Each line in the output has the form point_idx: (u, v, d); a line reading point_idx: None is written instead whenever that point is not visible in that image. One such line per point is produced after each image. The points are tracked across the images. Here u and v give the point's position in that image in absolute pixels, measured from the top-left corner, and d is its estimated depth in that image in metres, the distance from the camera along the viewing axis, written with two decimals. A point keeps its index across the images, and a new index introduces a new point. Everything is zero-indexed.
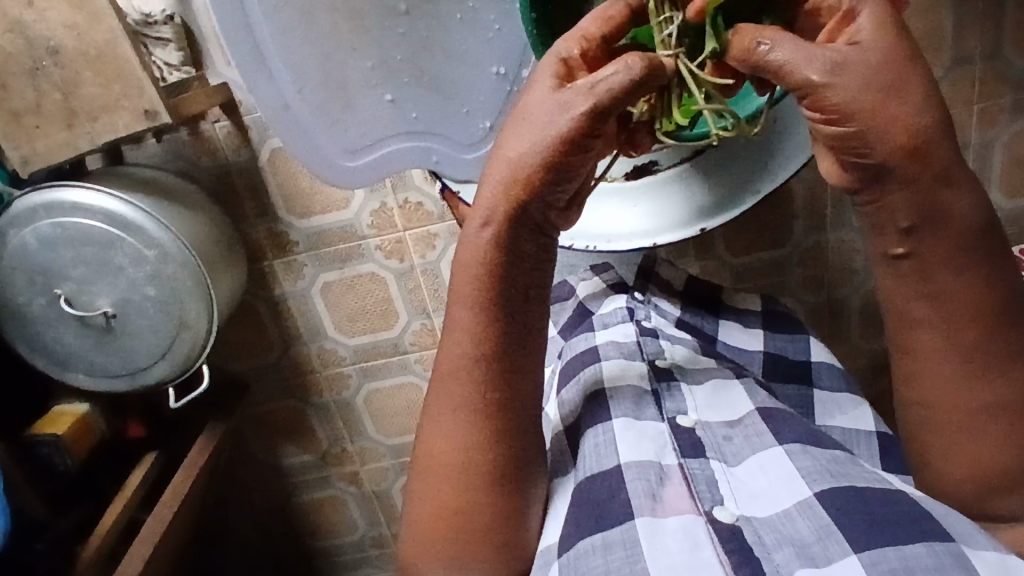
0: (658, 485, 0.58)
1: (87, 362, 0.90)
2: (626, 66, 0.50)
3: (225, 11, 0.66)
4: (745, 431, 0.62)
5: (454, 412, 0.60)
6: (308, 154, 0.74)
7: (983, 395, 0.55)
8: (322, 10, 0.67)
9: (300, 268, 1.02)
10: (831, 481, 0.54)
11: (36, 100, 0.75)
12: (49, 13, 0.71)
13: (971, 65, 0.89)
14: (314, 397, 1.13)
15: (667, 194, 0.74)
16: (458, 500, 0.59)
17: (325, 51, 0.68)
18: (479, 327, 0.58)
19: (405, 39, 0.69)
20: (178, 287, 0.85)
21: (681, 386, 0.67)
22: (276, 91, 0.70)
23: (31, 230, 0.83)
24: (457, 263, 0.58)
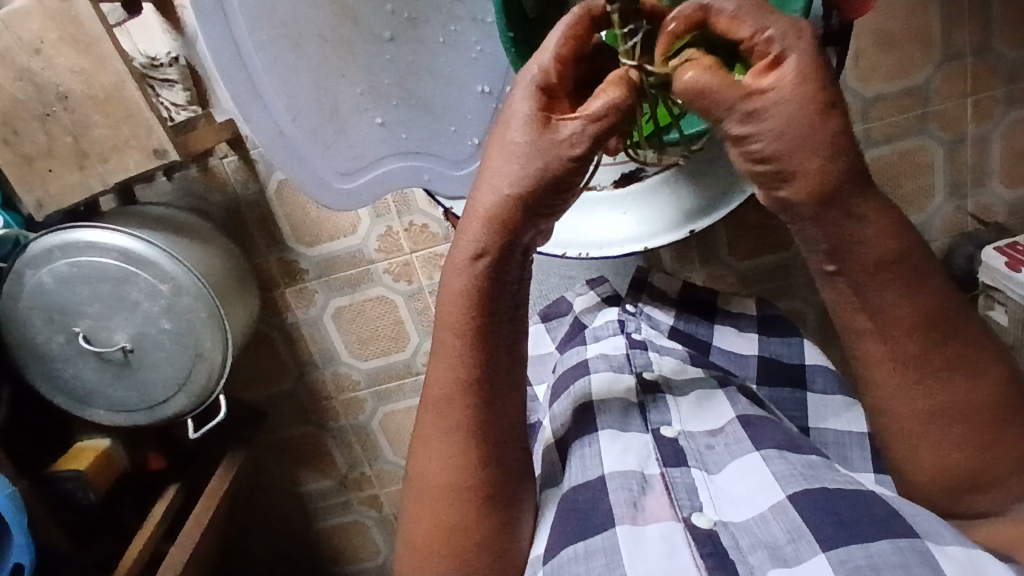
0: (640, 494, 0.59)
1: (106, 397, 0.92)
2: (613, 100, 0.49)
3: (218, 43, 0.66)
4: (727, 438, 0.63)
5: (447, 433, 0.60)
6: (305, 176, 0.74)
7: (945, 402, 0.56)
8: (311, 39, 0.68)
9: (312, 294, 1.04)
10: (804, 484, 0.55)
11: (49, 145, 0.78)
12: (57, 61, 0.74)
13: (963, 59, 0.90)
14: (331, 421, 1.14)
15: (655, 198, 0.74)
16: (453, 519, 0.61)
17: (316, 78, 0.70)
18: (468, 352, 0.59)
19: (393, 64, 0.71)
20: (193, 319, 0.87)
21: (667, 397, 0.67)
22: (269, 118, 0.70)
23: (47, 271, 0.85)
24: (445, 290, 0.57)
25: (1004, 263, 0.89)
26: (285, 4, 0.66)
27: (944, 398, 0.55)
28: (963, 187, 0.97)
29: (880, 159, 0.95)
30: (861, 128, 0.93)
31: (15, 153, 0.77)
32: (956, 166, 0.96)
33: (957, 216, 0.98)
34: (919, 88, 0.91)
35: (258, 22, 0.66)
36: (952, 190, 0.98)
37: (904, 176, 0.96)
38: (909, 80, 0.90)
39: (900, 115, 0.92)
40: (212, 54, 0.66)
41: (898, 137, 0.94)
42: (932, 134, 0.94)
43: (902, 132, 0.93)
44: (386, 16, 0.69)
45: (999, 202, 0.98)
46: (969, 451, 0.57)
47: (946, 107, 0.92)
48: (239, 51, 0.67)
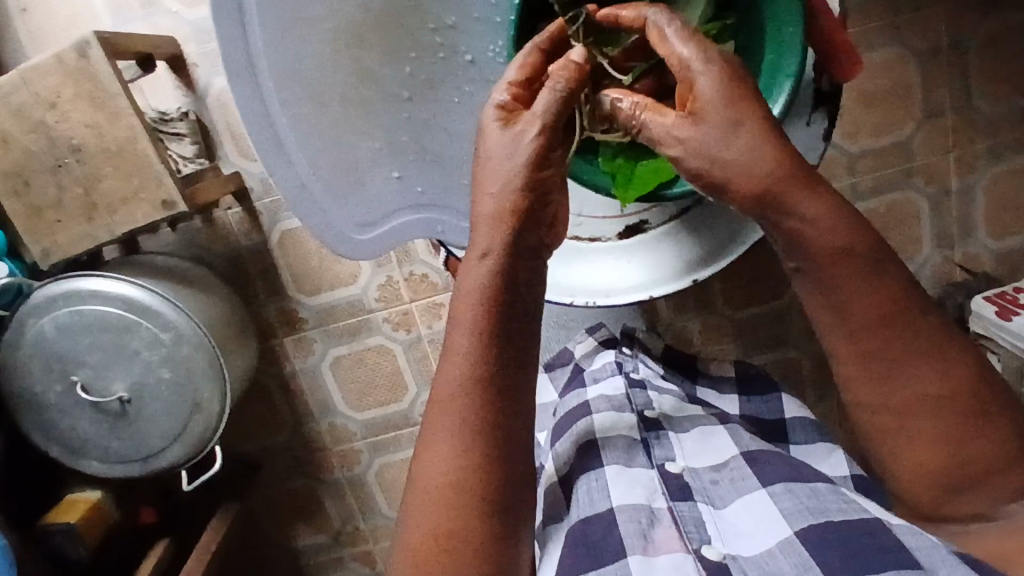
0: (648, 527, 0.59)
1: (101, 449, 0.91)
2: (551, 87, 0.54)
3: (248, 105, 0.69)
4: (731, 473, 0.62)
5: (449, 438, 0.55)
6: (322, 227, 0.75)
7: (918, 392, 0.55)
8: (333, 99, 0.71)
9: (310, 343, 1.04)
10: (810, 518, 0.54)
11: (59, 196, 0.79)
12: (72, 115, 0.76)
13: (944, 116, 0.94)
14: (325, 473, 1.12)
15: (656, 251, 0.75)
16: (450, 528, 0.54)
17: (336, 135, 0.72)
18: (479, 348, 0.56)
19: (409, 123, 0.72)
20: (192, 369, 0.87)
21: (669, 434, 0.68)
22: (293, 173, 0.72)
23: (49, 319, 0.85)
24: (461, 287, 0.57)
25: (994, 313, 0.90)
26: (310, 67, 0.69)
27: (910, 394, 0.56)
28: (949, 238, 1.00)
29: (868, 211, 0.98)
30: (850, 181, 0.96)
31: (25, 204, 0.79)
32: (942, 217, 0.98)
33: (944, 265, 1.00)
34: (903, 144, 0.95)
35: (285, 83, 0.69)
36: (938, 242, 1.00)
37: (892, 227, 0.98)
38: (893, 136, 0.94)
39: (886, 169, 0.96)
40: (245, 118, 0.70)
41: (883, 191, 0.97)
42: (917, 187, 0.97)
43: (888, 186, 0.96)
44: (404, 77, 0.71)
45: (987, 252, 1.00)
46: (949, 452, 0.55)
47: (931, 161, 0.96)
48: (268, 114, 0.70)
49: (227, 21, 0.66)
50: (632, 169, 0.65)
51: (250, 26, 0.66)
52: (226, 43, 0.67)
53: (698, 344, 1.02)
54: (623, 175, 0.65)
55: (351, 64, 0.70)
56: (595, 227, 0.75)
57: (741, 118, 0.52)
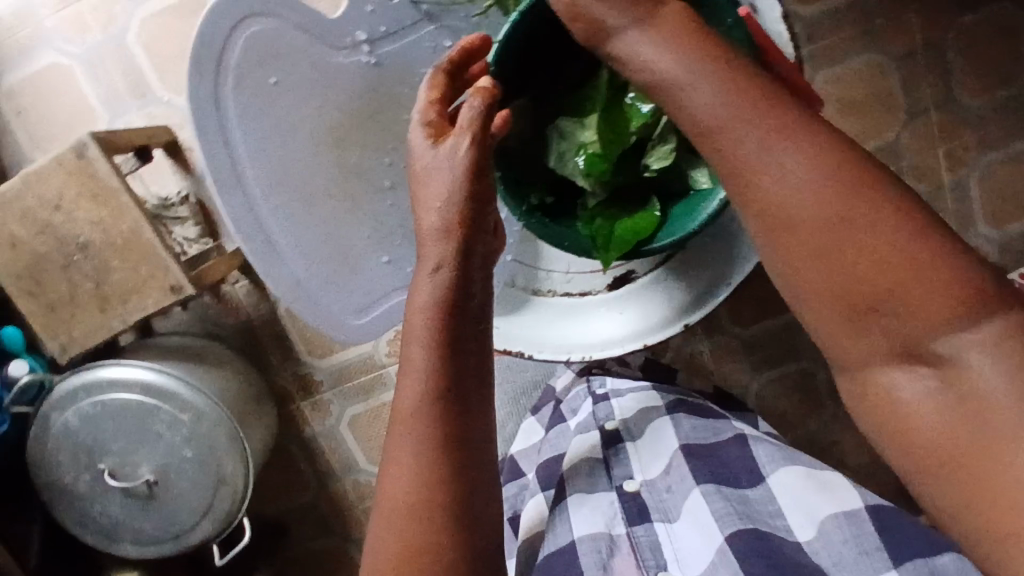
0: (608, 557, 0.63)
1: (133, 532, 0.92)
2: (471, 105, 0.54)
3: (239, 213, 0.69)
4: (675, 477, 0.65)
5: (412, 456, 0.51)
6: (320, 317, 0.72)
7: (795, 207, 0.44)
8: (321, 196, 0.71)
9: (327, 405, 1.05)
10: (739, 523, 0.58)
11: (71, 291, 0.82)
12: (77, 214, 0.79)
13: (927, 114, 0.95)
14: (354, 533, 1.12)
15: (649, 296, 0.71)
16: (413, 550, 0.50)
17: (327, 230, 0.71)
18: (435, 361, 0.51)
19: (396, 210, 0.71)
20: (213, 444, 0.89)
21: (627, 448, 0.70)
22: (288, 271, 0.71)
23: (73, 411, 0.87)
24: (411, 304, 0.53)
25: None
26: (294, 165, 0.70)
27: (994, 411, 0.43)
28: None
29: None
30: None
31: (39, 303, 0.82)
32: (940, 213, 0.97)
33: None
34: (889, 146, 0.96)
35: (273, 188, 0.70)
36: None
37: None
38: (879, 141, 0.95)
39: None
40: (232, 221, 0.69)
41: None
42: None
43: None
44: (385, 167, 0.70)
45: (990, 243, 0.96)
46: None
47: (920, 160, 0.96)
48: (254, 212, 0.70)
49: (208, 134, 0.67)
50: (611, 228, 0.62)
51: (232, 132, 0.68)
52: (209, 155, 0.68)
53: (711, 365, 1.02)
54: (602, 236, 0.62)
55: (335, 161, 0.70)
56: (582, 280, 0.72)
57: (714, 60, 0.47)
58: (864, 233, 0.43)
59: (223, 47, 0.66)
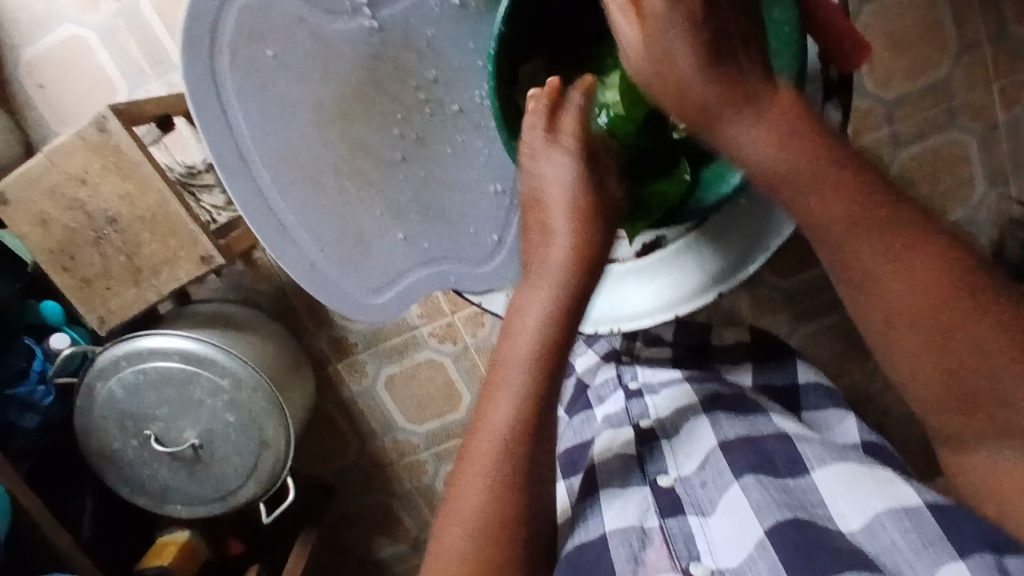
0: (640, 549, 0.58)
1: (183, 493, 0.96)
2: (539, 104, 0.55)
3: (246, 194, 0.61)
4: (711, 471, 0.61)
5: (493, 471, 0.54)
6: (331, 299, 0.67)
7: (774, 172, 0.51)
8: (330, 174, 0.63)
9: (363, 366, 1.06)
10: (777, 513, 0.54)
11: (105, 265, 0.83)
12: (103, 188, 0.80)
13: (980, 49, 0.88)
14: (396, 487, 1.16)
15: (680, 263, 0.67)
16: (483, 559, 0.53)
17: (337, 207, 0.64)
18: (530, 391, 0.55)
19: (408, 183, 0.65)
20: (254, 409, 0.91)
21: (662, 444, 0.66)
22: (298, 252, 0.64)
23: (116, 380, 0.90)
24: (512, 331, 0.56)
25: None
26: (299, 144, 0.62)
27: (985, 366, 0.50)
28: (1004, 174, 0.93)
29: (913, 157, 0.92)
30: (888, 130, 0.90)
31: (75, 277, 0.83)
32: (992, 155, 0.92)
33: (1002, 205, 0.94)
34: (942, 83, 0.89)
35: (281, 165, 0.61)
36: (991, 179, 0.94)
37: (940, 172, 0.93)
38: (930, 77, 0.88)
39: (926, 112, 0.90)
40: (242, 210, 0.61)
41: (926, 137, 0.91)
42: (962, 127, 0.91)
43: (930, 130, 0.91)
44: (394, 139, 0.64)
45: None
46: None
47: (973, 97, 0.90)
48: (261, 196, 0.62)
49: (208, 106, 0.57)
50: (645, 195, 0.61)
51: (232, 112, 0.58)
52: (208, 131, 0.58)
53: (749, 319, 0.99)
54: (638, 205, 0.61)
55: (340, 137, 0.62)
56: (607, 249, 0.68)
57: (769, 99, 0.50)
58: (907, 267, 0.50)
59: (213, 23, 0.53)
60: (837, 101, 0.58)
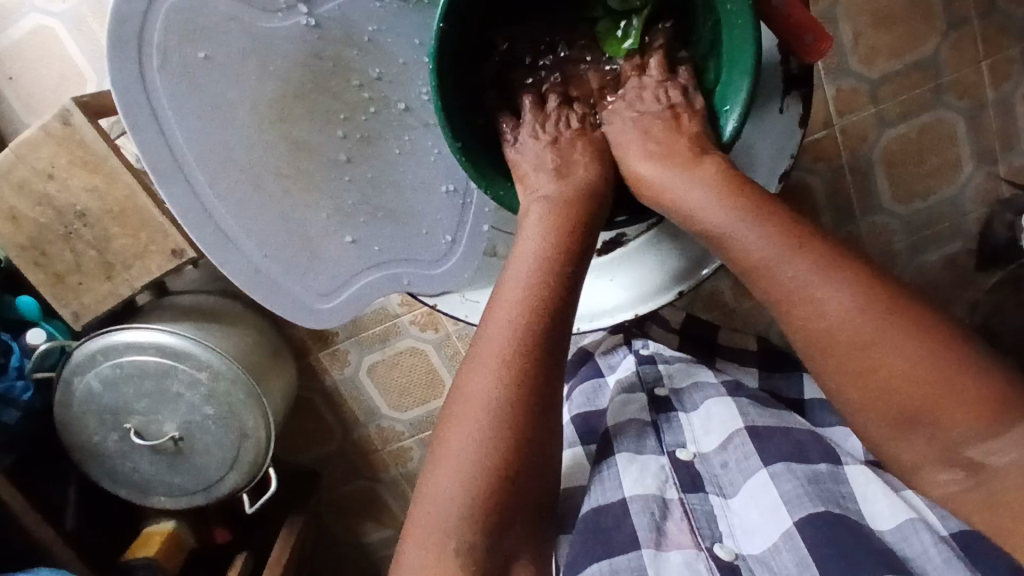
0: (662, 519, 0.59)
1: (166, 485, 0.96)
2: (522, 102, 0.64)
3: (182, 199, 0.61)
4: (736, 452, 0.61)
5: (498, 373, 0.52)
6: (281, 304, 0.66)
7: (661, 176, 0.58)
8: (269, 177, 0.62)
9: (345, 355, 1.05)
10: (808, 505, 0.54)
11: (76, 260, 0.82)
12: (70, 182, 0.78)
13: (969, 24, 0.86)
14: (382, 473, 1.17)
15: (642, 261, 0.66)
16: (492, 459, 0.49)
17: (281, 212, 0.64)
18: (543, 291, 0.54)
19: (354, 185, 0.63)
20: (232, 402, 0.90)
21: (679, 416, 0.67)
22: (243, 257, 0.64)
23: (93, 374, 0.89)
24: (522, 240, 0.57)
25: None
26: (235, 144, 0.61)
27: (853, 341, 0.50)
28: (992, 154, 0.92)
29: (898, 138, 0.91)
30: (873, 111, 0.89)
31: (47, 273, 0.82)
32: (980, 133, 0.91)
33: (989, 183, 0.93)
34: (927, 62, 0.87)
35: (215, 170, 0.61)
36: (980, 157, 0.93)
37: (926, 151, 0.92)
38: (915, 56, 0.87)
39: (912, 92, 0.88)
40: (177, 215, 0.61)
41: (912, 116, 0.89)
42: (949, 105, 0.89)
43: (916, 109, 0.89)
44: (337, 140, 0.62)
45: None
46: (912, 389, 0.48)
47: (960, 75, 0.88)
48: (198, 195, 0.61)
49: (135, 115, 0.57)
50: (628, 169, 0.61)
51: (164, 115, 0.58)
52: (141, 138, 0.58)
53: (732, 303, 0.98)
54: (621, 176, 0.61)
55: (281, 138, 0.61)
56: None
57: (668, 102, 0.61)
58: (759, 246, 0.52)
59: (141, 23, 0.55)
60: (796, 95, 0.58)
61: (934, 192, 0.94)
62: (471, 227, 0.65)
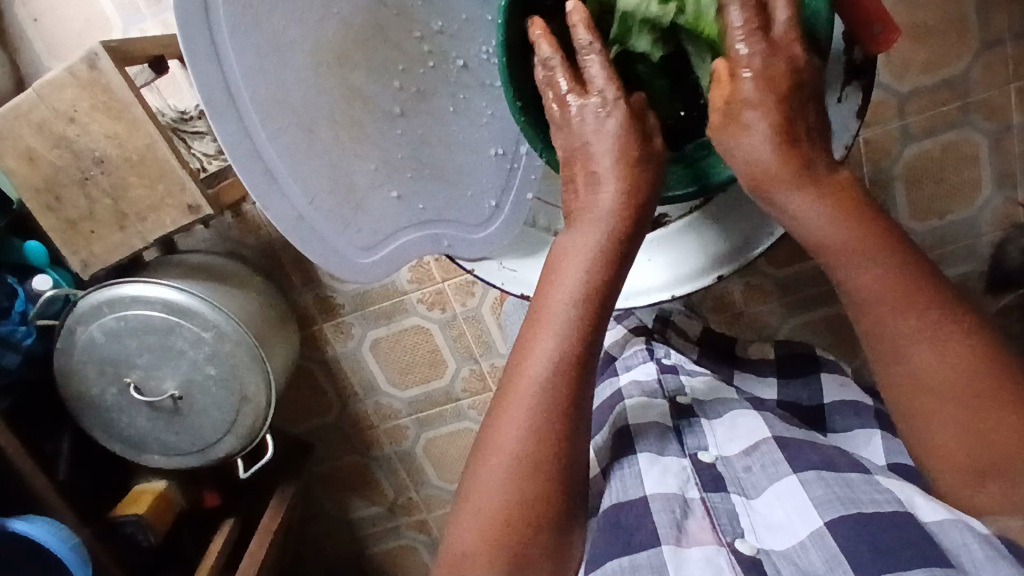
0: (682, 517, 0.57)
1: (160, 443, 0.95)
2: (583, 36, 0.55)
3: (231, 134, 0.57)
4: (762, 459, 0.59)
5: (535, 404, 0.53)
6: (321, 253, 0.64)
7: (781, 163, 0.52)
8: (322, 121, 0.60)
9: (349, 328, 1.05)
10: (841, 508, 0.52)
11: (90, 208, 0.80)
12: (91, 127, 0.77)
13: (1003, 45, 0.85)
14: (375, 451, 1.16)
15: (682, 246, 0.66)
16: (525, 489, 0.52)
17: (331, 159, 0.61)
18: (581, 321, 0.54)
19: (405, 139, 0.63)
20: (236, 363, 0.89)
21: (701, 422, 0.66)
22: (287, 202, 0.61)
23: (97, 325, 0.88)
24: (563, 260, 0.55)
25: None
26: (293, 87, 0.58)
27: (922, 365, 0.52)
28: (1013, 178, 0.92)
29: (921, 154, 0.91)
30: (899, 124, 0.89)
31: (59, 218, 0.81)
32: (1003, 157, 0.91)
33: (1006, 208, 0.93)
34: (958, 79, 0.87)
35: (270, 108, 0.58)
36: (1000, 180, 0.93)
37: (947, 169, 0.92)
38: (947, 72, 0.86)
39: (939, 109, 0.88)
40: (225, 149, 0.57)
41: (937, 132, 0.89)
42: (975, 125, 0.89)
43: (941, 126, 0.89)
44: (394, 92, 0.62)
45: None
46: (974, 434, 0.50)
47: (989, 96, 0.88)
48: (249, 137, 0.58)
49: (195, 38, 0.53)
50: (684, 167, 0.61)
51: (224, 49, 0.54)
52: (195, 67, 0.54)
53: (741, 306, 0.98)
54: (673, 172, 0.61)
55: (339, 84, 0.60)
56: None
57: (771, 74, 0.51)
58: (845, 257, 0.53)
59: None
60: (857, 85, 0.56)
61: (950, 212, 0.94)
62: (516, 194, 0.66)
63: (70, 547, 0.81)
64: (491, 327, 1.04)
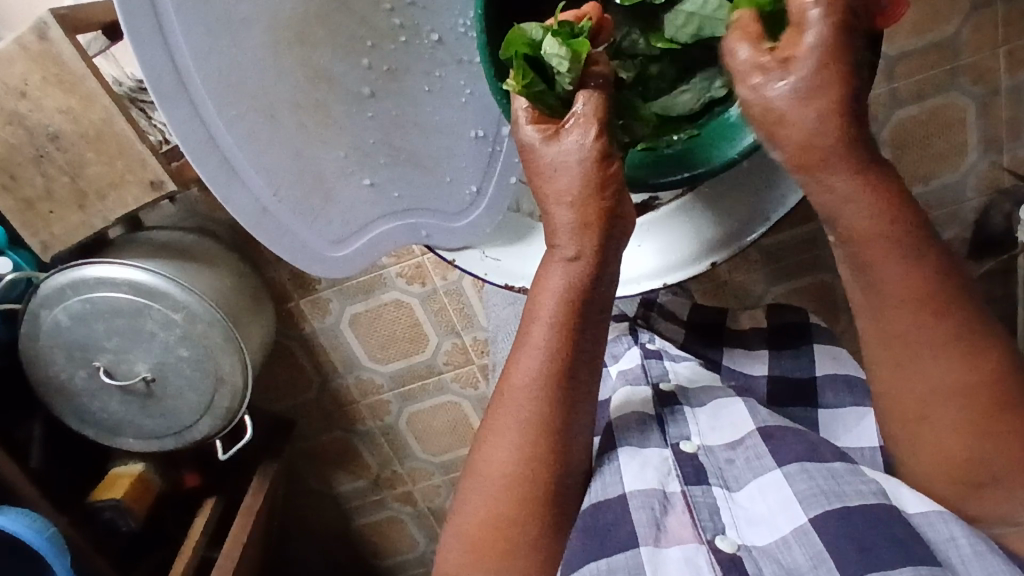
0: (662, 514, 0.56)
1: (134, 427, 0.92)
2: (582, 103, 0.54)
3: (184, 124, 0.53)
4: (747, 453, 0.58)
5: (519, 424, 0.56)
6: (291, 254, 0.62)
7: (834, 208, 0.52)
8: (285, 106, 0.57)
9: (327, 304, 1.01)
10: (825, 504, 0.52)
11: (47, 186, 0.76)
12: (44, 101, 0.72)
13: (993, 7, 0.83)
14: (358, 426, 1.15)
15: (674, 229, 0.64)
16: (508, 516, 0.55)
17: (294, 149, 0.58)
18: (552, 343, 0.55)
19: (376, 123, 0.60)
20: (210, 344, 0.86)
21: (684, 408, 0.62)
22: (249, 195, 0.58)
23: (62, 309, 0.84)
24: (539, 288, 0.56)
25: None
26: (248, 68, 0.54)
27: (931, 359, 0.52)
28: (998, 142, 0.91)
29: (907, 118, 0.89)
30: (887, 88, 0.87)
31: (14, 198, 0.76)
32: (990, 121, 0.89)
33: (991, 173, 0.92)
34: (948, 42, 0.84)
35: (227, 94, 0.53)
36: (985, 145, 0.91)
37: (933, 134, 0.90)
38: (937, 34, 0.84)
39: (928, 73, 0.86)
40: (179, 141, 0.53)
41: (925, 96, 0.87)
42: (962, 89, 0.87)
43: (929, 91, 0.87)
44: (362, 71, 0.58)
45: None
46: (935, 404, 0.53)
47: (977, 59, 0.85)
48: (205, 128, 0.54)
49: (136, 22, 0.49)
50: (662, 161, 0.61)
51: (168, 28, 0.50)
52: (141, 53, 0.50)
53: (726, 277, 0.96)
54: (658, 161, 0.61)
55: (298, 63, 0.56)
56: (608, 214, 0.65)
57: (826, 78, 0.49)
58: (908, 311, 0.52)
59: None
60: None
61: (935, 178, 0.93)
62: (499, 177, 0.65)
63: (48, 539, 0.79)
64: (472, 298, 1.02)
